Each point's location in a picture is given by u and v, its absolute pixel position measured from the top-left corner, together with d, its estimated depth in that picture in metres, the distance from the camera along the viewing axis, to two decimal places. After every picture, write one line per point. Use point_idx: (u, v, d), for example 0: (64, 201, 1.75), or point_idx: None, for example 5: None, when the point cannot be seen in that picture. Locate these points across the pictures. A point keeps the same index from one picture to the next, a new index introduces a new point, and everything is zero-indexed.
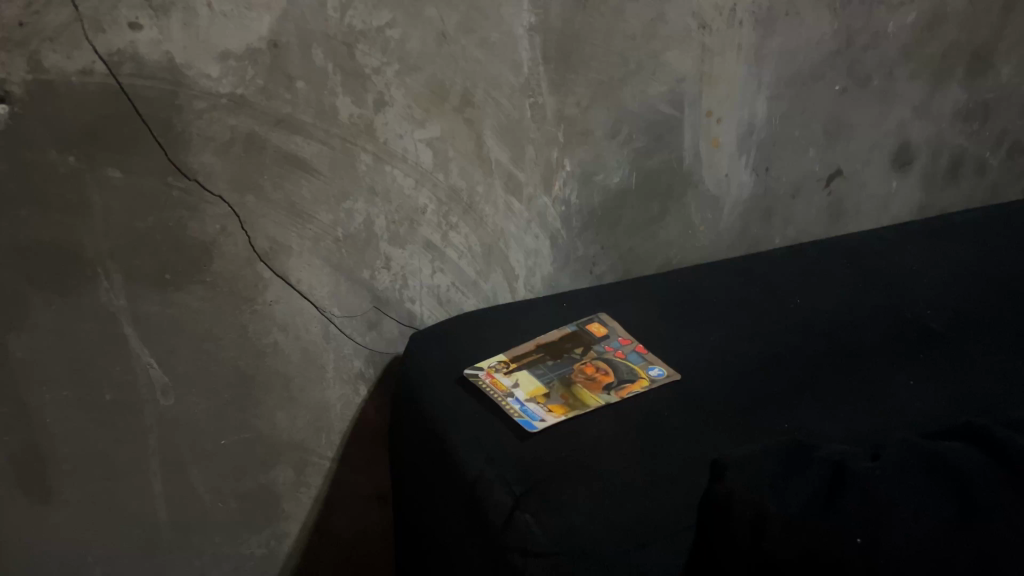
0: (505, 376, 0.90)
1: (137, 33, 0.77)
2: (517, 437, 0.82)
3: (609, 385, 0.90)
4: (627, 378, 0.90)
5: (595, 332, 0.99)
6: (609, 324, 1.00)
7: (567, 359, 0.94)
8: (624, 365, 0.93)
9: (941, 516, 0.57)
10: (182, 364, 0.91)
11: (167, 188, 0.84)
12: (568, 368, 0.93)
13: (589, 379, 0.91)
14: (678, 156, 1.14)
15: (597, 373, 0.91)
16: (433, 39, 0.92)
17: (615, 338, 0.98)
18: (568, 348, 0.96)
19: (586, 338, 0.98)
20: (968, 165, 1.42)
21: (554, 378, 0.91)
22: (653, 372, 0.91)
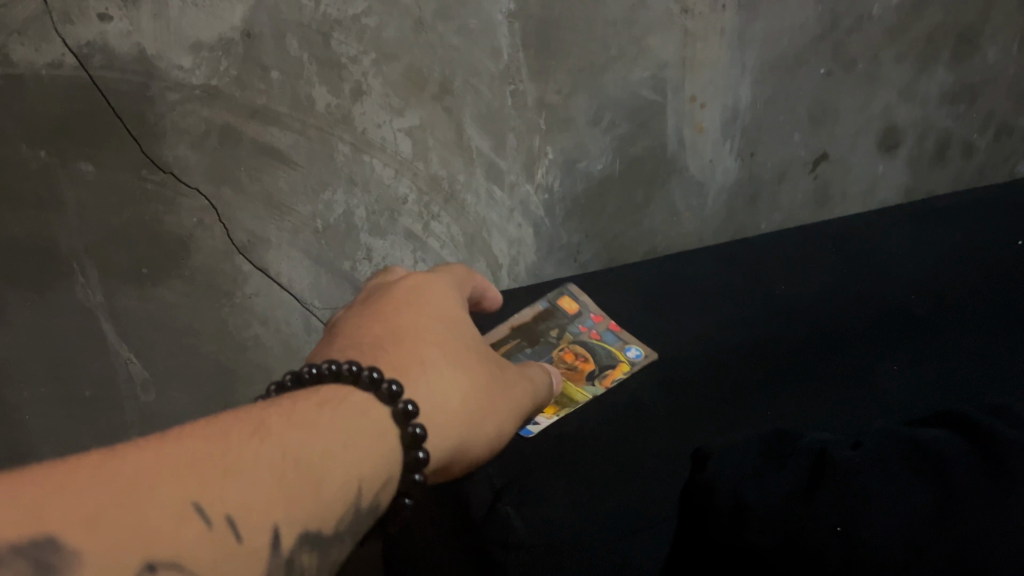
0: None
1: (106, 24, 0.78)
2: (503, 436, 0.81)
3: (592, 373, 0.89)
4: (608, 364, 0.90)
5: (569, 309, 0.99)
6: (580, 298, 1.00)
7: (546, 345, 0.94)
8: (603, 348, 0.93)
9: (921, 503, 0.56)
10: (161, 359, 0.93)
11: (142, 182, 0.85)
12: (549, 356, 0.92)
13: (570, 367, 0.91)
14: (661, 142, 1.13)
15: (577, 361, 0.91)
16: (410, 26, 0.90)
17: (586, 316, 0.98)
18: (544, 331, 0.96)
19: (560, 317, 0.98)
20: (955, 148, 1.40)
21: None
22: (630, 352, 0.91)
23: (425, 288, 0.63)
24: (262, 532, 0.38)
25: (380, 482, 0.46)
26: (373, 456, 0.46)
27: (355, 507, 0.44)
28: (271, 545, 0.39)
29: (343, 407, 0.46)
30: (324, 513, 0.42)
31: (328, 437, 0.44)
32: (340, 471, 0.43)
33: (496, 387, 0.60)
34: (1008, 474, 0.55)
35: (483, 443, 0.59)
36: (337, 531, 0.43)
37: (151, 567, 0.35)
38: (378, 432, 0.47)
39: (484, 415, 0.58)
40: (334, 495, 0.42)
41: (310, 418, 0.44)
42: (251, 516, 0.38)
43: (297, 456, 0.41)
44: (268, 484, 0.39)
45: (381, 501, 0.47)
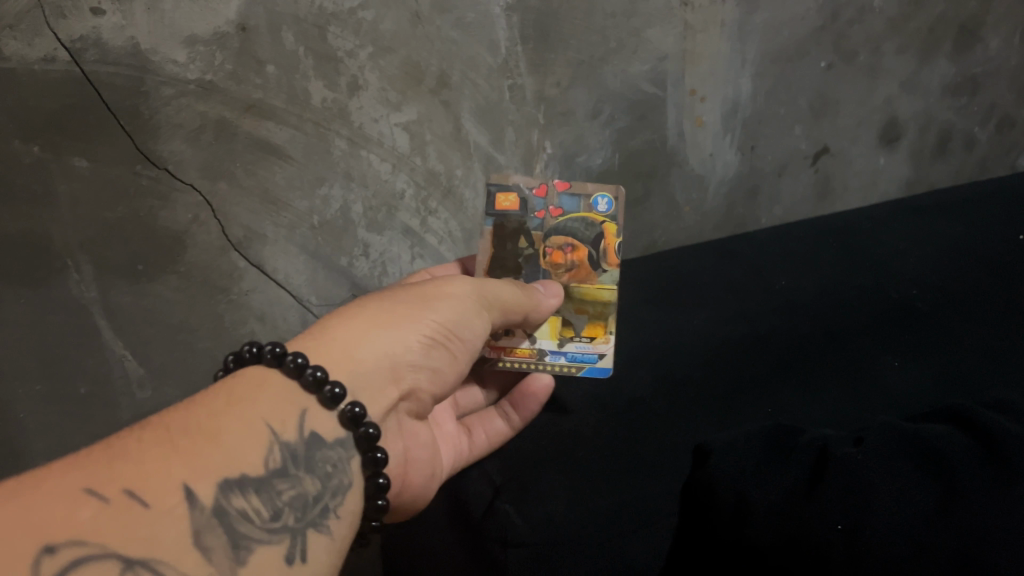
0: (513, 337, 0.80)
1: (99, 18, 0.85)
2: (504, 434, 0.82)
3: (593, 256, 0.82)
4: (595, 235, 0.82)
5: (512, 205, 0.83)
6: (508, 184, 0.84)
7: (529, 264, 0.81)
8: (571, 219, 0.83)
9: (924, 498, 0.55)
10: (157, 356, 0.91)
11: (136, 177, 0.88)
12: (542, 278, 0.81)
13: (569, 269, 0.82)
14: (661, 136, 1.09)
15: (568, 255, 0.82)
16: (408, 19, 0.93)
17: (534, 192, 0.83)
18: (513, 252, 0.82)
19: (512, 220, 0.83)
20: (956, 140, 1.35)
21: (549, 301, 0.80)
22: (602, 204, 0.83)
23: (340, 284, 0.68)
24: (174, 491, 0.43)
25: (303, 422, 0.52)
26: (292, 407, 0.52)
27: (282, 446, 0.50)
28: (190, 499, 0.43)
29: (243, 382, 0.52)
30: (241, 460, 0.47)
31: (216, 407, 0.49)
32: (240, 429, 0.48)
33: (392, 322, 0.61)
34: (1010, 468, 0.55)
35: (399, 376, 0.61)
36: (265, 472, 0.48)
37: (49, 549, 0.38)
38: (284, 391, 0.53)
39: (382, 356, 0.60)
40: (246, 446, 0.48)
41: (179, 405, 0.49)
42: (140, 483, 0.42)
43: (193, 425, 0.47)
44: (175, 455, 0.45)
45: (329, 454, 0.53)
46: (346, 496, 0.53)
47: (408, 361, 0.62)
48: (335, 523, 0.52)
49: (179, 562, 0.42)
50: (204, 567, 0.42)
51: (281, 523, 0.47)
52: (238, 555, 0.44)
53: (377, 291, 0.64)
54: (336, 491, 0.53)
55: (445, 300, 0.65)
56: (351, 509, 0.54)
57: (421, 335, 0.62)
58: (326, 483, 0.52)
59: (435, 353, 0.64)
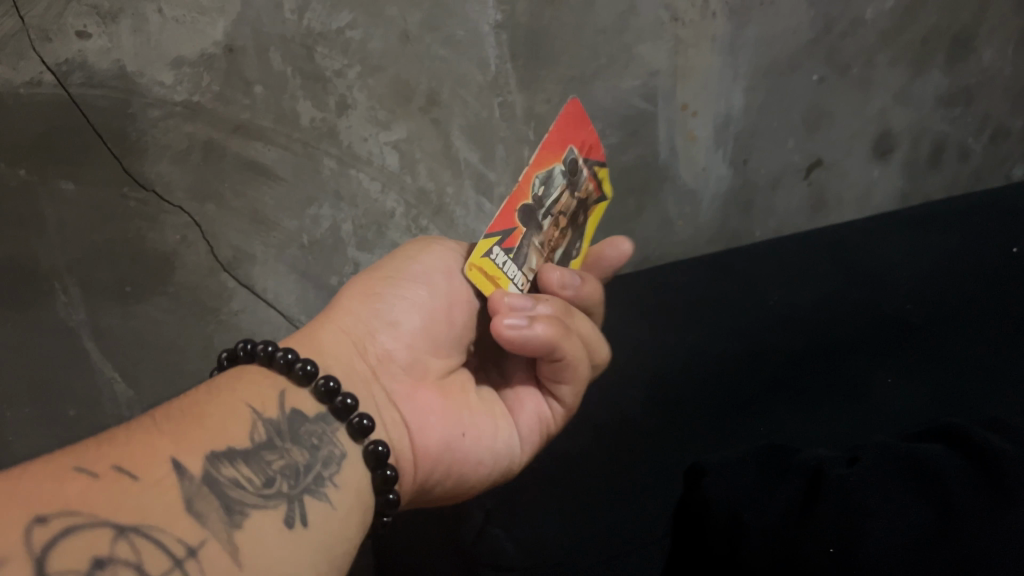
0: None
1: (85, 42, 0.82)
2: None
3: None
4: None
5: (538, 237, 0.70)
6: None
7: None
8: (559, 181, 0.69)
9: (917, 517, 0.54)
10: (146, 378, 0.92)
11: (124, 199, 0.87)
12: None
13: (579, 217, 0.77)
14: (653, 151, 1.11)
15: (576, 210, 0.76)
16: (396, 38, 0.92)
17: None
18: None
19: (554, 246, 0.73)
20: (951, 151, 1.36)
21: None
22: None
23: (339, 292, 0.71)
24: (163, 464, 0.42)
25: (283, 400, 0.51)
26: (269, 390, 0.51)
27: (266, 422, 0.49)
28: (178, 471, 0.42)
29: (222, 375, 0.52)
30: (226, 435, 0.46)
31: (198, 396, 0.49)
32: (222, 410, 0.48)
33: (372, 294, 0.63)
34: (1007, 487, 0.54)
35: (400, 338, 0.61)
36: (253, 444, 0.47)
37: (42, 519, 0.36)
38: (262, 376, 0.52)
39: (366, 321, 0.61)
40: (231, 424, 0.47)
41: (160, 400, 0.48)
42: (127, 459, 0.41)
43: (175, 412, 0.46)
44: (159, 436, 0.44)
45: (312, 428, 0.51)
46: (340, 466, 0.51)
47: (400, 322, 0.62)
48: (333, 491, 0.50)
49: (173, 526, 0.39)
50: (200, 532, 0.40)
51: (275, 488, 0.46)
52: (235, 519, 0.42)
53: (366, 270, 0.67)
54: (328, 461, 0.51)
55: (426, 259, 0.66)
56: (351, 479, 0.52)
57: (405, 297, 0.63)
58: (314, 454, 0.50)
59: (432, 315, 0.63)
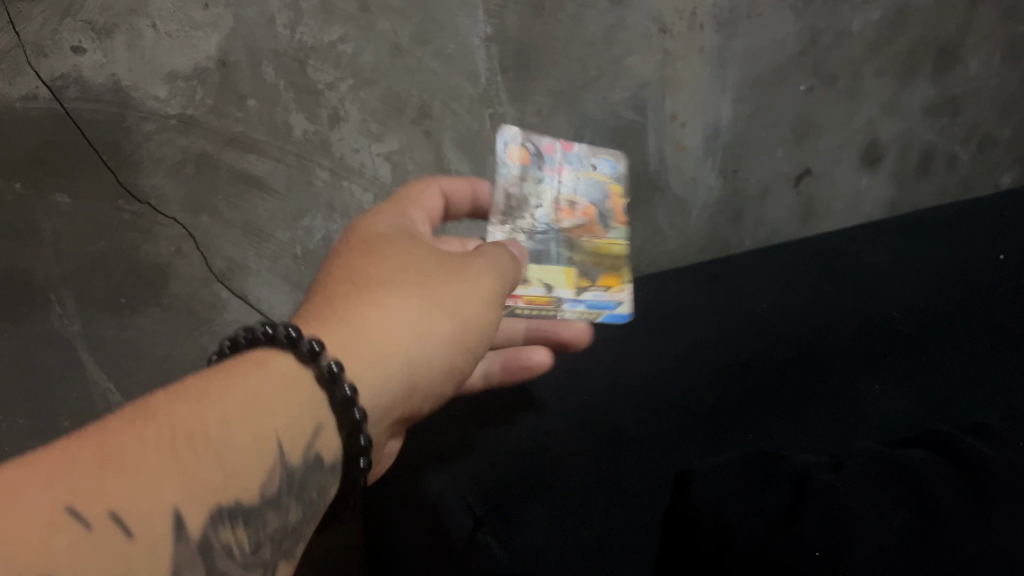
0: (530, 286, 0.81)
1: (80, 57, 0.87)
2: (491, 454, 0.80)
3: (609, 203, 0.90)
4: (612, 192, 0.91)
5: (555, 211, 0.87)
6: (522, 138, 0.87)
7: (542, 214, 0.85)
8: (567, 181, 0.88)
9: (901, 523, 0.55)
10: (139, 388, 0.90)
11: (118, 212, 0.89)
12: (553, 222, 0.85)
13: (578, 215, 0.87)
14: (643, 161, 1.11)
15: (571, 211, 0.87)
16: (388, 52, 0.95)
17: (545, 150, 0.87)
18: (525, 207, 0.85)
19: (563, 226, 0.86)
20: (939, 160, 1.35)
21: (564, 252, 0.84)
22: (607, 167, 0.91)
23: (364, 233, 0.65)
24: (165, 519, 0.40)
25: (312, 442, 0.50)
26: (309, 424, 0.50)
27: (284, 471, 0.48)
28: (178, 530, 0.41)
29: (264, 380, 0.49)
30: (240, 484, 0.45)
31: (231, 410, 0.45)
32: (247, 449, 0.45)
33: (418, 330, 0.58)
34: (990, 496, 0.55)
35: (460, 330, 0.62)
36: (259, 500, 0.46)
37: None
38: (307, 403, 0.50)
39: (440, 299, 0.60)
40: (248, 472, 0.45)
41: (191, 395, 0.45)
42: (131, 509, 0.39)
43: (202, 435, 0.43)
44: (172, 467, 0.41)
45: (322, 478, 0.52)
46: (312, 521, 0.53)
47: (469, 315, 0.62)
48: (300, 546, 0.52)
49: None
50: None
51: (258, 556, 0.47)
52: None
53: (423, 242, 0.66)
54: (309, 517, 0.52)
55: (486, 256, 0.67)
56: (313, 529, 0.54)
57: (423, 355, 0.59)
58: (305, 509, 0.51)
59: (491, 314, 0.65)
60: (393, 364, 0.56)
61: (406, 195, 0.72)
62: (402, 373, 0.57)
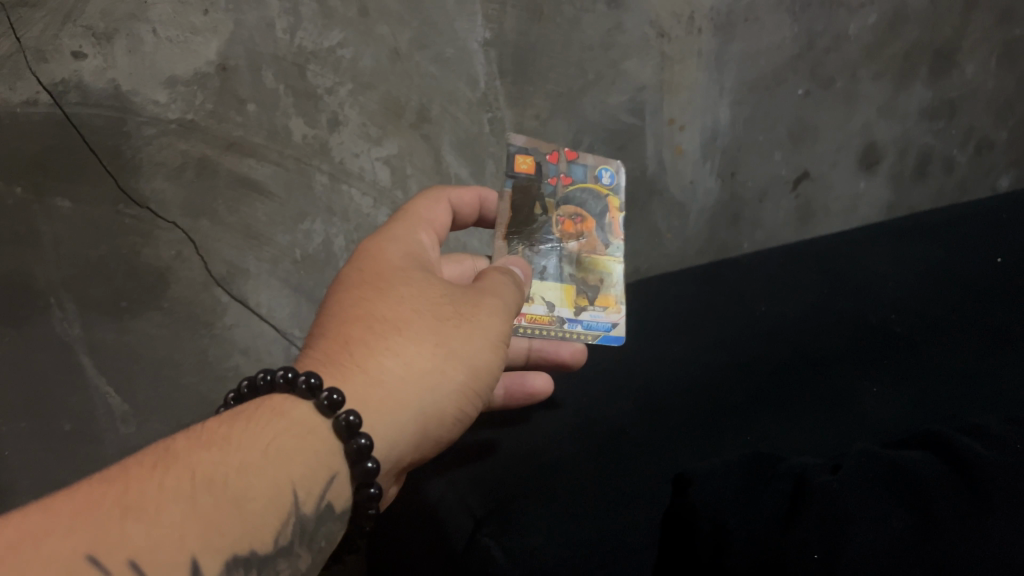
0: (532, 303, 0.81)
1: (81, 62, 0.88)
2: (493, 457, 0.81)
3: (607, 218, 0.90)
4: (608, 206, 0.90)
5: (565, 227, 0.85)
6: (529, 150, 0.85)
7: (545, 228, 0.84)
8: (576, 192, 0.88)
9: (898, 523, 0.55)
10: (141, 392, 0.90)
11: (119, 216, 0.90)
12: (557, 237, 0.84)
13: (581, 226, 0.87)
14: (641, 166, 1.11)
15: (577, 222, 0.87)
16: (387, 56, 0.97)
17: (546, 159, 0.86)
18: (529, 218, 0.83)
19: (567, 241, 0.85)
20: (935, 163, 1.35)
21: (566, 268, 0.84)
22: (605, 178, 0.90)
23: (380, 259, 0.65)
24: (181, 568, 0.41)
25: (325, 492, 0.51)
26: (323, 473, 0.51)
27: (297, 520, 0.48)
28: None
29: (286, 429, 0.50)
30: (256, 534, 0.46)
31: (250, 459, 0.47)
32: (265, 498, 0.47)
33: (428, 377, 0.58)
34: (984, 496, 0.55)
35: (473, 378, 0.60)
36: (274, 549, 0.47)
37: None
38: (324, 452, 0.51)
39: (453, 347, 0.59)
40: (265, 522, 0.46)
41: (212, 446, 0.47)
42: (150, 555, 0.41)
43: (221, 483, 0.45)
44: (188, 517, 0.43)
45: (332, 529, 0.52)
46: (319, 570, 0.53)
47: (481, 362, 0.61)
48: None
49: None
50: None
51: None
52: None
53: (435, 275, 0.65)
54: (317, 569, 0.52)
55: (502, 294, 0.66)
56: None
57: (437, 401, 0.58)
58: (314, 558, 0.51)
59: (503, 357, 0.64)
60: (401, 416, 0.56)
61: (421, 215, 0.72)
62: (413, 419, 0.57)
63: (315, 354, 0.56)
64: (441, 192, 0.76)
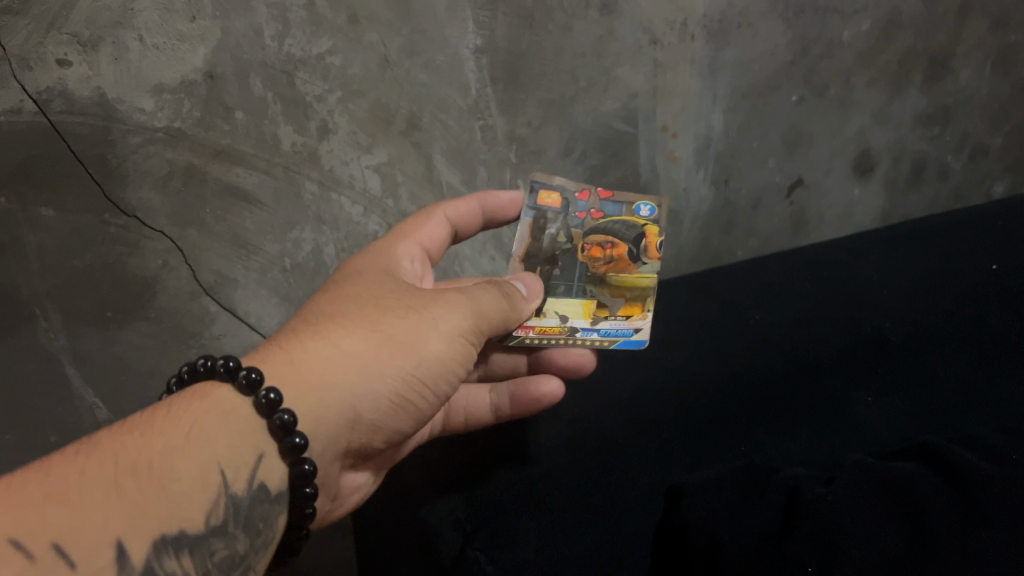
0: (544, 317, 0.82)
1: (65, 70, 0.86)
2: (488, 470, 0.79)
3: (636, 252, 0.87)
4: (643, 235, 0.87)
5: (590, 251, 0.85)
6: (553, 184, 0.86)
7: (568, 255, 0.84)
8: (609, 223, 0.86)
9: (893, 539, 0.54)
10: (128, 402, 0.92)
11: (104, 225, 0.89)
12: (579, 266, 0.84)
13: (609, 259, 0.85)
14: (633, 173, 1.09)
15: (607, 251, 0.86)
16: (377, 64, 0.94)
17: (574, 195, 0.86)
18: (553, 242, 0.85)
19: (589, 267, 0.85)
20: (931, 169, 1.36)
21: (586, 286, 0.84)
22: (645, 210, 0.87)
23: (346, 272, 0.67)
24: (105, 550, 0.42)
25: (255, 471, 0.51)
26: (249, 451, 0.51)
27: (228, 500, 0.49)
28: (120, 558, 0.43)
29: (207, 411, 0.51)
30: (185, 513, 0.46)
31: (173, 442, 0.48)
32: (191, 479, 0.47)
33: (368, 364, 0.58)
34: (982, 510, 0.54)
35: (418, 367, 0.61)
36: (205, 528, 0.48)
37: None
38: (248, 431, 0.52)
39: (394, 336, 0.60)
40: (193, 501, 0.47)
41: (135, 430, 0.48)
42: (72, 539, 0.42)
43: (144, 464, 0.46)
44: (113, 500, 0.44)
45: (267, 511, 0.52)
46: (265, 552, 0.53)
47: (428, 352, 0.61)
48: None
49: None
50: None
51: None
52: None
53: (393, 279, 0.66)
54: (260, 548, 0.52)
55: (456, 293, 0.65)
56: (265, 561, 0.54)
57: (374, 391, 0.59)
58: (254, 541, 0.51)
59: (454, 351, 0.63)
60: (331, 400, 0.56)
61: (404, 230, 0.76)
62: (347, 404, 0.57)
63: (269, 343, 0.58)
64: (438, 208, 0.79)
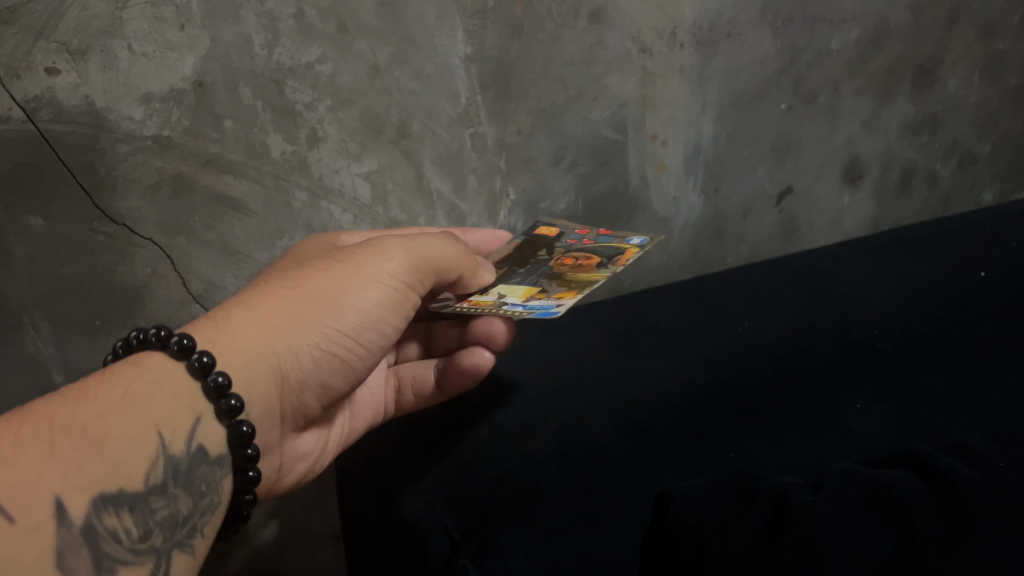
0: (483, 295, 0.84)
1: (54, 78, 0.79)
2: (470, 474, 0.80)
3: (603, 262, 0.89)
4: (619, 252, 0.91)
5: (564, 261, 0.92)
6: (556, 224, 1.01)
7: (539, 262, 0.92)
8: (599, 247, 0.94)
9: (879, 551, 0.54)
10: None
11: (93, 234, 0.87)
12: (545, 267, 0.91)
13: (575, 265, 0.90)
14: (622, 181, 1.14)
15: (580, 261, 0.91)
16: (366, 72, 0.92)
17: (573, 230, 0.99)
18: (534, 254, 0.94)
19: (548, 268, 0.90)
20: (920, 177, 1.40)
21: (541, 279, 0.88)
22: (635, 240, 0.95)
23: (297, 250, 0.78)
24: (45, 504, 0.47)
25: (193, 433, 0.58)
26: (187, 414, 0.58)
27: (166, 460, 0.55)
28: (58, 514, 0.48)
29: (142, 377, 0.57)
30: (121, 472, 0.52)
31: (108, 406, 0.53)
32: (127, 439, 0.53)
33: (295, 320, 0.66)
34: (966, 517, 0.54)
35: (344, 319, 0.68)
36: (144, 485, 0.53)
37: None
38: (185, 396, 0.58)
39: (317, 293, 0.68)
40: (130, 460, 0.52)
41: (70, 396, 0.53)
42: (11, 496, 0.46)
43: (80, 426, 0.51)
44: (50, 461, 0.48)
45: (206, 473, 0.59)
46: (212, 514, 0.59)
47: (352, 304, 0.69)
48: (200, 540, 0.57)
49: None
50: None
51: (150, 544, 0.53)
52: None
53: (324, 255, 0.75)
54: (205, 510, 0.58)
55: (380, 247, 0.73)
56: (215, 524, 0.60)
57: (304, 346, 0.66)
58: (197, 500, 0.58)
59: (388, 296, 0.71)
60: (262, 351, 0.64)
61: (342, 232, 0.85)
62: (275, 359, 0.64)
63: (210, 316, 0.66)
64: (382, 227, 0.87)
